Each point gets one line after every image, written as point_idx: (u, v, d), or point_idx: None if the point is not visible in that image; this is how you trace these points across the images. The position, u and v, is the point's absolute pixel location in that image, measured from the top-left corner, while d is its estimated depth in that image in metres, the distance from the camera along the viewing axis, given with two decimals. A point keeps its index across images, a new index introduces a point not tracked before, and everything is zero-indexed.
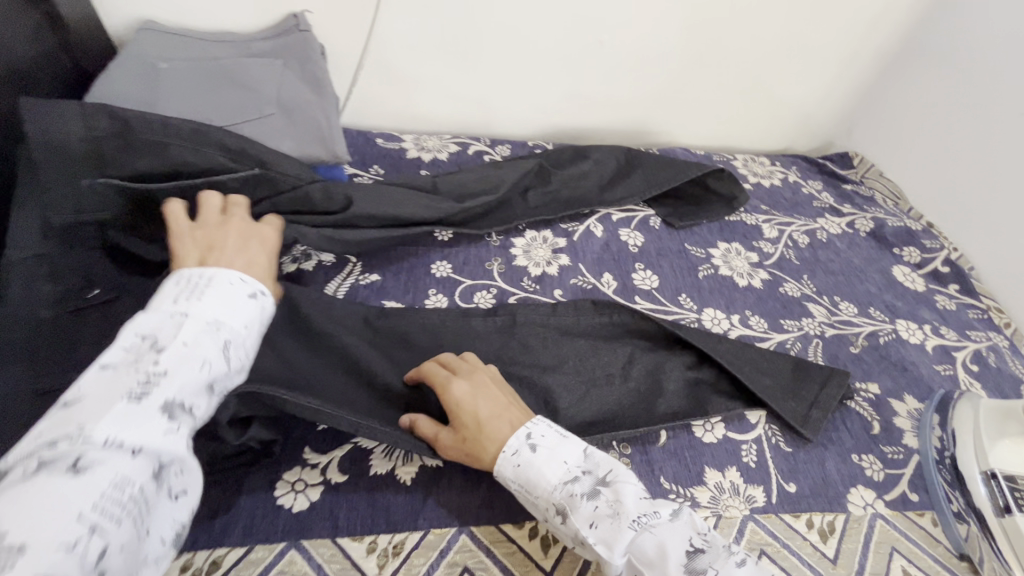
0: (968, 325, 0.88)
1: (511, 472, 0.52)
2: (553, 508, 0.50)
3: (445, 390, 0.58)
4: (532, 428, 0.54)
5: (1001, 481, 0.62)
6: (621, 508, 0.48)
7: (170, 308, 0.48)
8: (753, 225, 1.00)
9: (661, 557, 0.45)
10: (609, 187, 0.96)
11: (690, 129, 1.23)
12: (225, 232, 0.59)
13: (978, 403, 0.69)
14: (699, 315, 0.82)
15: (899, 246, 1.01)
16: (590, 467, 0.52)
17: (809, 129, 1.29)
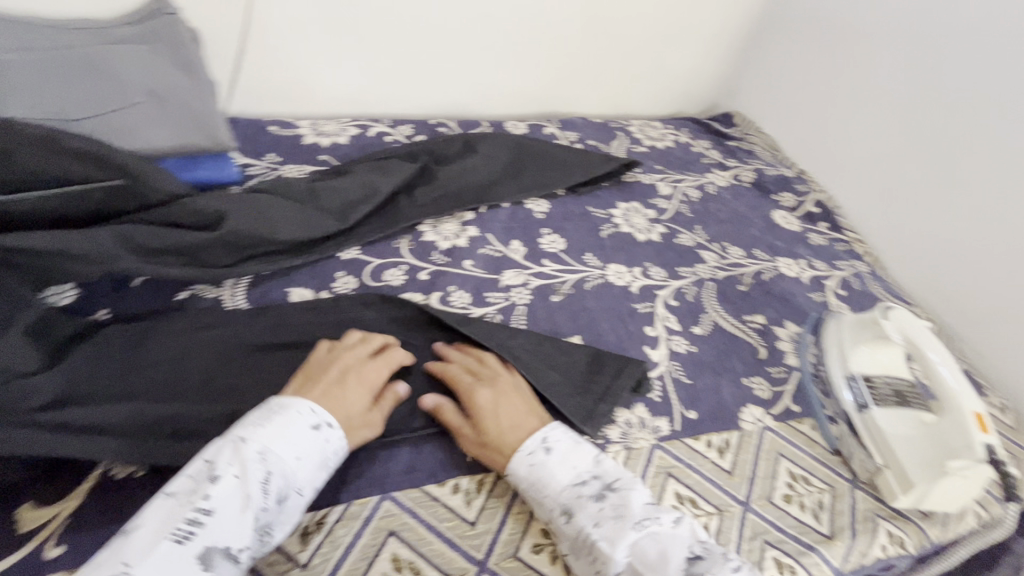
0: (835, 257, 1.00)
1: (524, 471, 0.56)
2: (561, 509, 0.53)
3: (470, 396, 0.61)
4: (546, 434, 0.58)
5: (859, 382, 0.72)
6: (627, 510, 0.53)
7: (235, 432, 0.49)
8: (650, 185, 1.07)
9: (662, 561, 0.49)
10: (501, 180, 0.98)
11: (588, 101, 1.28)
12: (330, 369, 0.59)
13: (843, 318, 0.79)
14: (604, 271, 0.87)
15: (777, 192, 1.11)
16: (599, 473, 0.56)
17: (696, 94, 1.38)
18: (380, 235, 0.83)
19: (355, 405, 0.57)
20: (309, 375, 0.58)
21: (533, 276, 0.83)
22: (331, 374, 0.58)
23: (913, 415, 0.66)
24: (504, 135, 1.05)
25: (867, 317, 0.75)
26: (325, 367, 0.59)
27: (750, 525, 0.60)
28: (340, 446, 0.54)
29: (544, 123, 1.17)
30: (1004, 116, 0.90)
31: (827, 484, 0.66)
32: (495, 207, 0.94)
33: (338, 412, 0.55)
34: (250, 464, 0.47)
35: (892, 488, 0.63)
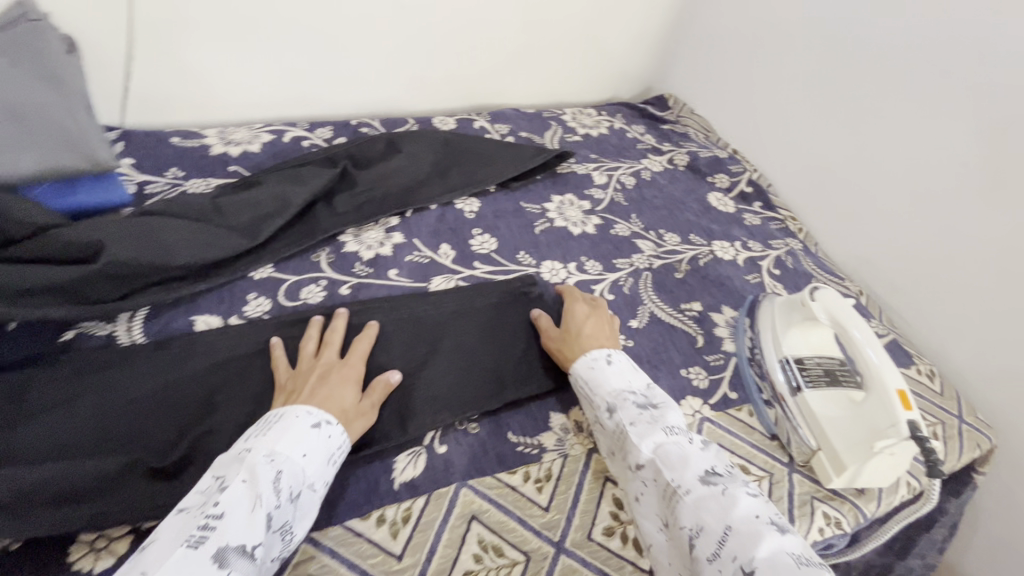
0: (770, 236, 1.00)
1: (584, 368, 0.64)
2: (604, 405, 0.60)
3: (570, 310, 0.72)
4: (612, 352, 0.65)
5: (792, 364, 0.71)
6: (663, 420, 0.57)
7: (240, 445, 0.49)
8: (584, 175, 1.05)
9: (682, 462, 0.52)
10: (428, 179, 0.93)
11: (519, 90, 1.25)
12: (310, 375, 0.59)
13: (774, 300, 0.78)
14: (538, 269, 0.84)
15: (711, 174, 1.11)
16: (649, 395, 0.61)
17: (629, 78, 1.37)
18: (296, 249, 0.78)
19: (345, 399, 0.57)
20: (291, 387, 0.58)
21: (464, 281, 0.80)
22: (310, 380, 0.58)
23: (841, 394, 0.67)
24: (428, 132, 1.00)
25: (794, 299, 0.74)
26: (303, 375, 0.59)
27: None
28: (342, 440, 0.53)
29: (474, 117, 1.13)
30: (919, 81, 0.89)
31: (765, 472, 0.65)
32: (422, 209, 0.90)
33: (329, 406, 0.55)
34: (258, 465, 0.46)
35: (826, 471, 0.64)
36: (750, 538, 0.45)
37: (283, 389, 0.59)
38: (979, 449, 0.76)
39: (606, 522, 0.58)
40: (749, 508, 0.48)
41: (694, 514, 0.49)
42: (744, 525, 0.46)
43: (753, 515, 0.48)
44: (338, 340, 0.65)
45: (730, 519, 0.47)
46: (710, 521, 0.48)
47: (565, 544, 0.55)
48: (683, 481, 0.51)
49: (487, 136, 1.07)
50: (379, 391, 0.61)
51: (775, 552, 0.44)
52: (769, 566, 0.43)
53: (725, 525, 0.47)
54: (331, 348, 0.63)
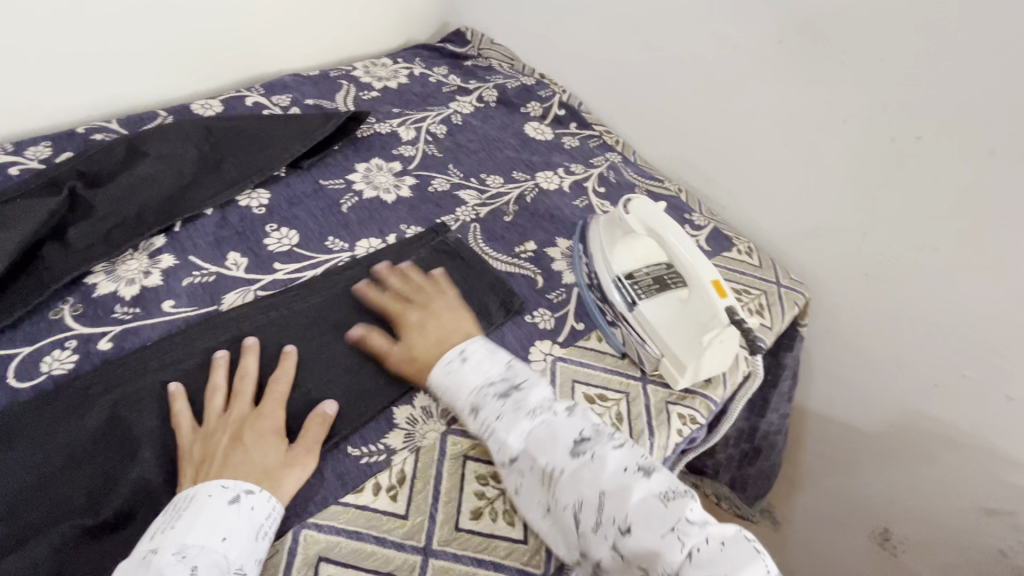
0: (591, 155, 0.99)
1: (440, 376, 0.58)
2: (469, 407, 0.55)
3: (403, 318, 0.64)
4: (466, 346, 0.59)
5: (625, 281, 0.69)
6: (526, 403, 0.54)
7: (145, 546, 0.44)
8: (389, 133, 0.94)
9: (552, 440, 0.51)
10: (196, 180, 0.77)
11: (296, 51, 1.08)
12: (221, 437, 0.52)
13: (598, 220, 0.76)
14: (353, 250, 0.75)
15: (523, 104, 1.06)
16: (510, 374, 0.57)
17: (423, 14, 1.23)
18: (18, 313, 0.60)
19: (266, 457, 0.51)
20: (200, 454, 0.51)
21: (264, 288, 0.68)
22: (222, 442, 0.52)
23: (671, 296, 0.68)
24: (183, 123, 0.82)
25: (614, 216, 0.73)
26: (213, 436, 0.52)
27: None
28: (270, 507, 0.48)
29: (246, 93, 0.96)
30: None
31: (621, 392, 0.65)
32: (195, 217, 0.74)
33: (246, 473, 0.49)
34: (166, 568, 0.42)
35: (673, 374, 0.66)
36: (626, 497, 0.47)
37: (188, 457, 0.51)
38: (797, 306, 0.83)
39: (472, 505, 0.54)
40: (617, 465, 0.49)
41: (572, 491, 0.48)
42: (617, 485, 0.48)
43: (622, 467, 0.49)
44: (250, 384, 0.57)
45: (602, 485, 0.48)
46: (587, 493, 0.48)
47: (431, 547, 0.51)
48: (557, 462, 0.50)
49: (264, 113, 0.91)
50: (316, 432, 0.55)
51: (646, 500, 0.47)
52: (644, 519, 0.46)
53: (599, 491, 0.48)
54: (244, 397, 0.56)
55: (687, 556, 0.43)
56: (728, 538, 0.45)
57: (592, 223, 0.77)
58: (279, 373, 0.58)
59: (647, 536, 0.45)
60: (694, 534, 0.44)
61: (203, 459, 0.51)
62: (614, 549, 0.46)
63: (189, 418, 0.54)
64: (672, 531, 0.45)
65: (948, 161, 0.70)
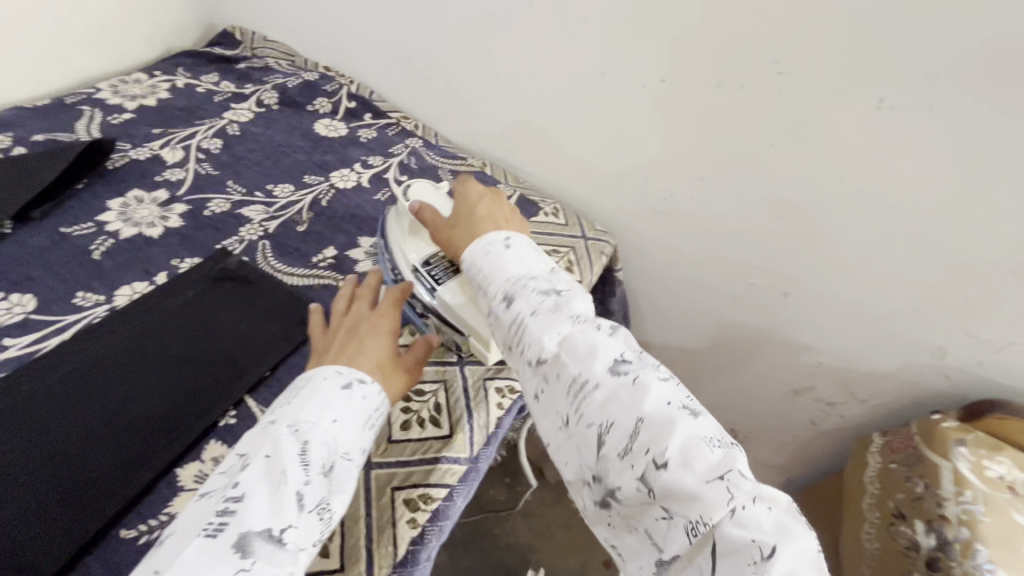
0: (389, 144, 0.96)
1: (478, 257, 0.50)
2: (500, 294, 0.47)
3: (463, 189, 0.58)
4: (511, 234, 0.51)
5: (422, 268, 0.65)
6: (569, 308, 0.45)
7: (267, 419, 0.46)
8: (150, 158, 0.83)
9: (591, 352, 0.42)
10: None
11: (13, 80, 0.90)
12: (338, 335, 0.55)
13: (394, 208, 0.71)
14: (112, 301, 0.65)
15: (309, 101, 0.99)
16: (551, 276, 0.48)
17: (179, 17, 1.09)
18: None
19: (377, 351, 0.53)
20: (323, 348, 0.54)
21: None
22: (340, 338, 0.54)
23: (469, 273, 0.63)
24: None
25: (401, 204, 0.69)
26: (333, 333, 0.55)
27: (376, 482, 0.55)
28: (378, 401, 0.50)
29: None
30: None
31: (438, 382, 0.64)
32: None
33: (362, 364, 0.51)
34: (282, 439, 0.43)
35: (483, 352, 0.61)
36: (673, 436, 0.38)
37: (318, 350, 0.54)
38: (604, 255, 0.88)
39: None
40: (666, 395, 0.41)
41: (605, 409, 0.41)
42: (661, 417, 0.39)
43: (669, 399, 0.41)
44: (369, 291, 0.59)
45: (643, 411, 0.40)
46: (622, 417, 0.40)
47: None
48: (592, 375, 0.42)
49: None
50: (420, 348, 0.55)
51: (691, 439, 0.39)
52: (686, 459, 0.38)
53: (637, 418, 0.40)
54: (362, 300, 0.58)
55: (728, 511, 0.36)
56: (773, 500, 0.37)
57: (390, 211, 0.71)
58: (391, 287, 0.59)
59: (688, 479, 0.37)
60: (742, 485, 0.37)
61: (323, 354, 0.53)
62: (639, 480, 0.39)
63: (320, 323, 0.58)
64: (719, 481, 0.37)
65: (688, 97, 0.75)
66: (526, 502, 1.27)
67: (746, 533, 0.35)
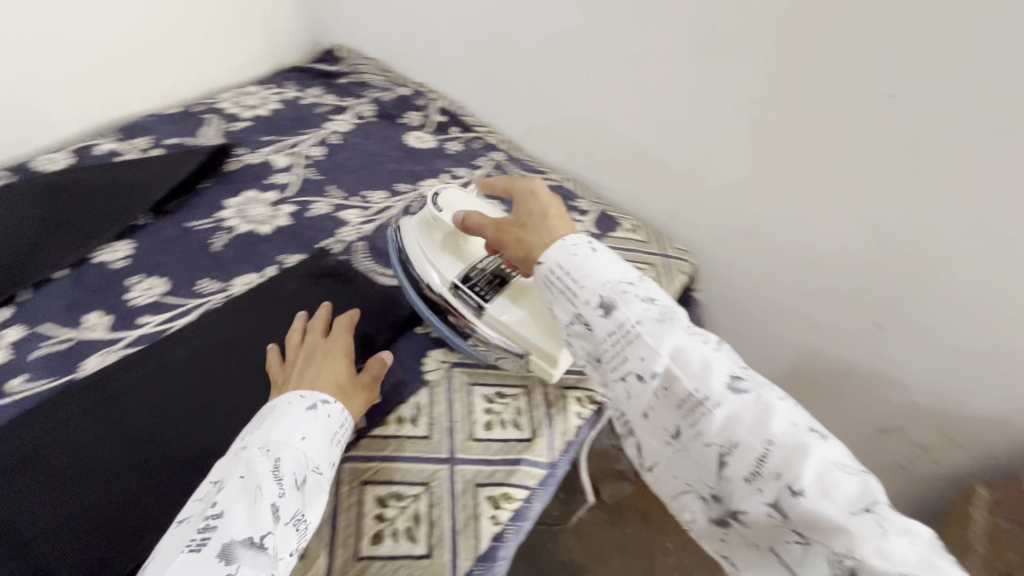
0: (475, 157, 1.00)
1: (563, 259, 0.49)
2: (597, 301, 0.46)
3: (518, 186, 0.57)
4: (595, 241, 0.50)
5: (464, 287, 0.66)
6: (675, 321, 0.45)
7: (236, 446, 0.46)
8: (263, 162, 0.91)
9: (708, 370, 0.43)
10: (40, 244, 0.71)
11: (152, 89, 1.02)
12: (294, 362, 0.57)
13: (406, 228, 0.72)
14: (229, 289, 0.71)
15: (401, 115, 1.06)
16: (647, 286, 0.48)
17: (290, 36, 1.20)
18: None
19: (335, 373, 0.56)
20: (280, 376, 0.57)
21: (129, 346, 0.64)
22: (295, 365, 0.57)
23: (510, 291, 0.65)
24: (22, 184, 0.76)
25: (430, 218, 0.69)
26: (288, 361, 0.58)
27: (462, 477, 0.57)
28: (342, 418, 0.52)
29: (98, 140, 0.90)
30: None
31: (520, 387, 0.66)
32: (47, 280, 0.69)
33: (322, 385, 0.54)
34: (254, 458, 0.44)
35: (546, 370, 0.63)
36: (806, 461, 0.39)
37: (276, 386, 0.56)
38: (682, 273, 0.87)
39: (372, 530, 0.52)
40: (791, 418, 0.41)
41: (729, 430, 0.41)
42: (791, 440, 0.39)
43: (794, 422, 0.41)
44: (321, 321, 0.63)
45: (769, 432, 0.40)
46: (747, 438, 0.41)
47: None
48: (712, 392, 0.42)
49: (118, 160, 0.85)
50: (376, 369, 0.60)
51: (823, 465, 0.39)
52: (822, 485, 0.38)
53: (766, 440, 0.40)
54: (315, 330, 0.62)
55: (873, 540, 0.36)
56: (916, 533, 0.37)
57: (402, 230, 0.72)
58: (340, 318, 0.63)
59: (827, 505, 0.37)
60: (882, 516, 0.37)
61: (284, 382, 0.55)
62: (769, 504, 0.39)
63: (275, 352, 0.60)
64: (861, 510, 0.37)
65: (783, 119, 0.75)
66: (579, 519, 1.25)
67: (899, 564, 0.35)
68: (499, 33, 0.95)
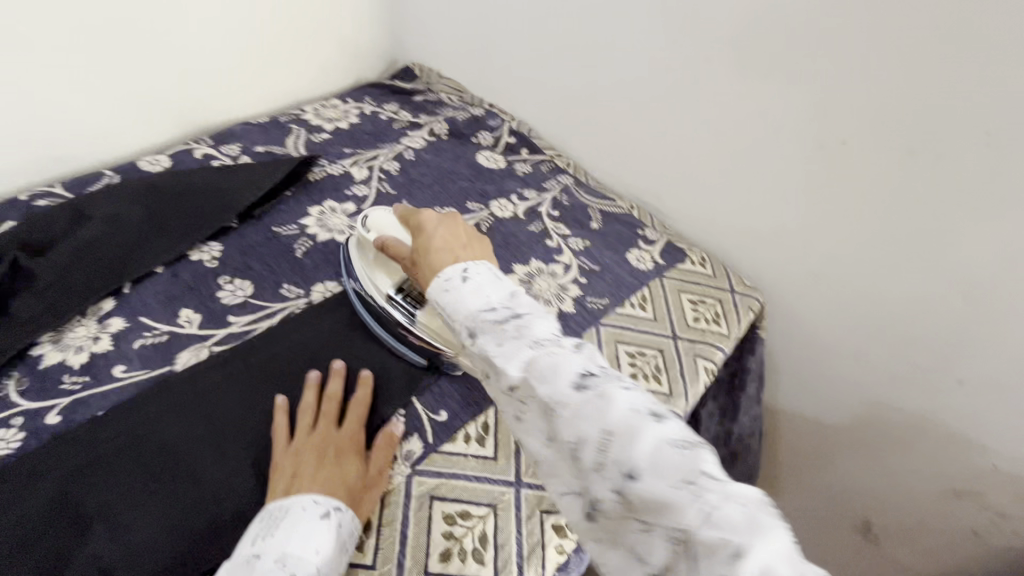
0: (543, 179, 1.01)
1: (440, 295, 0.49)
2: (464, 331, 0.46)
3: (419, 222, 0.60)
4: (470, 266, 0.50)
5: (396, 296, 0.68)
6: (529, 332, 0.44)
7: (248, 550, 0.47)
8: (342, 174, 0.95)
9: (553, 373, 0.41)
10: (143, 240, 0.76)
11: (244, 99, 1.09)
12: (307, 453, 0.56)
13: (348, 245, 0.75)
14: (310, 296, 0.75)
15: (473, 135, 1.09)
16: (514, 302, 0.47)
17: (371, 53, 1.25)
18: None
19: (349, 473, 0.55)
20: (294, 464, 0.55)
21: (219, 343, 0.67)
22: (309, 456, 0.55)
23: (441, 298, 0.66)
24: (130, 182, 0.82)
25: (361, 237, 0.72)
26: (298, 449, 0.56)
27: (527, 502, 0.58)
28: (354, 524, 0.52)
29: (194, 145, 0.96)
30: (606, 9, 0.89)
31: None
32: (146, 276, 0.74)
33: (336, 489, 0.53)
34: (269, 572, 0.45)
35: (475, 367, 0.65)
36: (635, 448, 0.36)
37: (313, 448, 0.56)
38: (751, 311, 0.86)
39: (441, 547, 0.53)
40: (632, 407, 0.38)
41: (573, 427, 0.39)
42: (624, 427, 0.37)
43: (634, 407, 0.38)
44: (336, 401, 0.61)
45: (607, 423, 0.38)
46: (589, 432, 0.38)
47: None
48: (557, 394, 0.40)
49: (213, 165, 0.91)
50: (386, 451, 0.58)
51: (657, 447, 0.36)
52: (655, 466, 0.36)
53: (603, 430, 0.38)
54: (329, 414, 0.60)
55: (701, 518, 0.34)
56: (748, 499, 0.34)
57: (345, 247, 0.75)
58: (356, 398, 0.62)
59: (660, 486, 0.35)
60: (711, 492, 0.34)
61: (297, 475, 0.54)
62: (613, 494, 0.37)
63: (285, 429, 0.58)
64: (686, 484, 0.35)
65: (872, 163, 0.73)
66: None
67: (724, 538, 0.33)
68: (579, 61, 0.97)
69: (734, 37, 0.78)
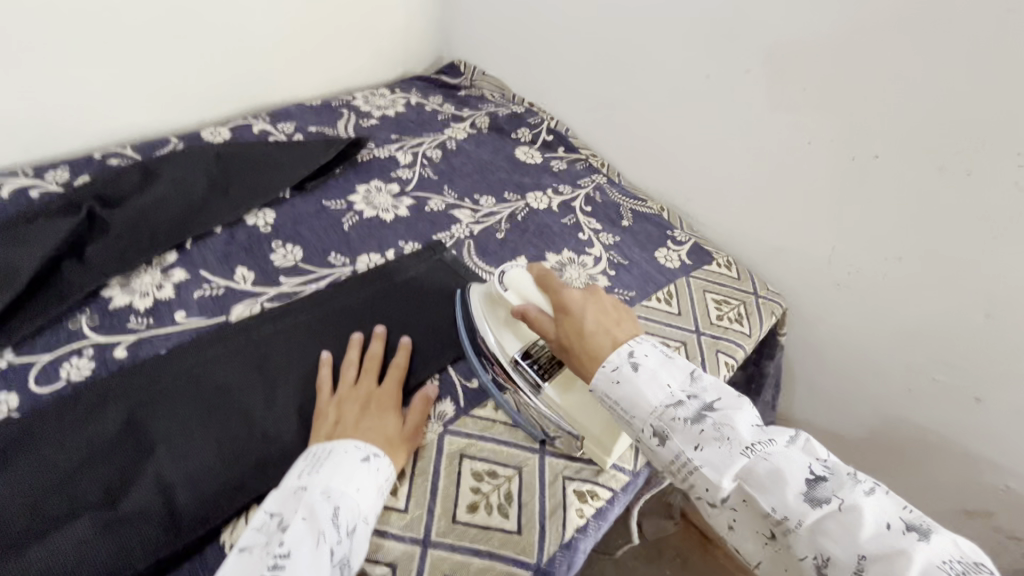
0: (578, 176, 1.05)
1: (608, 387, 0.54)
2: (650, 431, 0.51)
3: (563, 298, 0.62)
4: (634, 350, 0.55)
5: (524, 363, 0.64)
6: (729, 433, 0.48)
7: (294, 483, 0.51)
8: (388, 157, 1.00)
9: (776, 482, 0.45)
10: (206, 202, 0.81)
11: (300, 82, 1.15)
12: (350, 405, 0.59)
13: (474, 292, 0.71)
14: (355, 265, 0.79)
15: (513, 130, 1.13)
16: (693, 392, 0.52)
17: (420, 48, 1.31)
18: (40, 324, 0.64)
19: (388, 426, 0.58)
20: (336, 413, 0.59)
21: (270, 300, 0.72)
22: (351, 408, 0.59)
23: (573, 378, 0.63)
24: (195, 149, 0.88)
25: (495, 293, 0.67)
26: (342, 400, 0.60)
27: (551, 468, 0.61)
28: (390, 471, 0.55)
29: (254, 120, 1.02)
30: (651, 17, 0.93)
31: None
32: (206, 235, 0.79)
33: (374, 437, 0.56)
34: (316, 503, 0.48)
35: (600, 457, 0.61)
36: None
37: (354, 401, 0.60)
38: (774, 315, 0.89)
39: (469, 499, 0.56)
40: (917, 550, 0.40)
41: (812, 548, 0.44)
42: (885, 550, 0.41)
43: (883, 522, 0.43)
44: (378, 362, 0.65)
45: (858, 545, 0.42)
46: (830, 552, 0.43)
47: (431, 538, 0.53)
48: (785, 508, 0.45)
49: (270, 140, 0.97)
50: (421, 408, 0.61)
51: (900, 551, 0.40)
52: (895, 568, 0.40)
53: (856, 555, 0.42)
54: (370, 372, 0.64)
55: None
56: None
57: (471, 290, 0.71)
58: (396, 360, 0.66)
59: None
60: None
61: (340, 423, 0.57)
62: None
63: (330, 382, 0.62)
64: None
65: (902, 178, 0.75)
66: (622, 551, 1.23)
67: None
68: (621, 66, 1.02)
69: (775, 49, 0.81)
